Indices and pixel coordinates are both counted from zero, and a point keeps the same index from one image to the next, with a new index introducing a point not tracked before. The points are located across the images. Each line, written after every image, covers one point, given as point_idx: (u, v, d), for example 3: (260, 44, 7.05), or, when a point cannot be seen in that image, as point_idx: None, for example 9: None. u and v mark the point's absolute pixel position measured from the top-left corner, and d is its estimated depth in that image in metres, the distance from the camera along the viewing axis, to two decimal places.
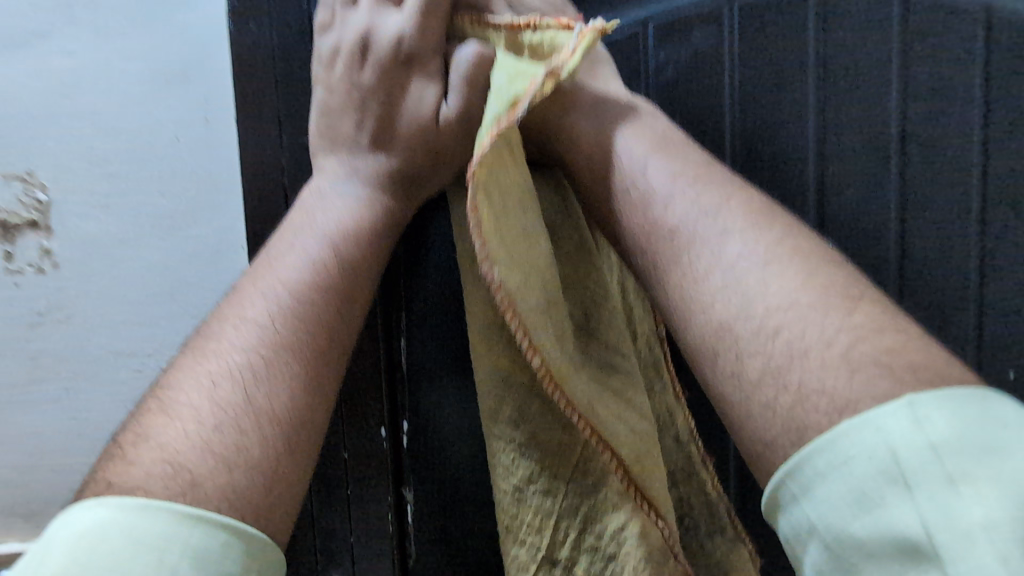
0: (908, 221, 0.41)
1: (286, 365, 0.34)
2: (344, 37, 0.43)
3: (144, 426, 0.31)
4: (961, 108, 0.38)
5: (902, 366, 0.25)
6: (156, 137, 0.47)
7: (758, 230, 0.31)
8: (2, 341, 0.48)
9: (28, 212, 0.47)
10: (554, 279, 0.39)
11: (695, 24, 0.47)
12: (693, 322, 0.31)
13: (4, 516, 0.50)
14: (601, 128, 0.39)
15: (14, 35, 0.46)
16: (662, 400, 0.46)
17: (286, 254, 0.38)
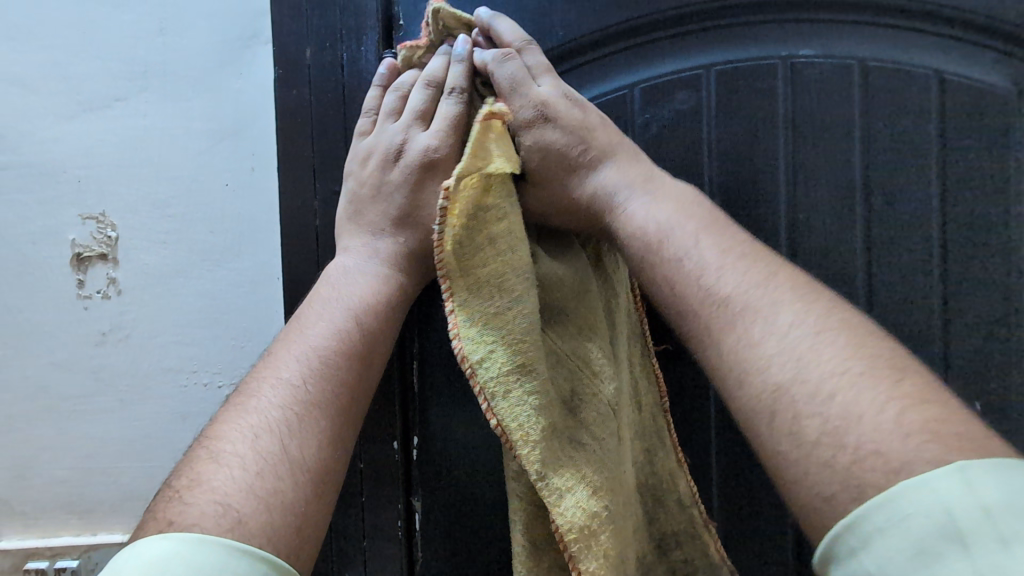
0: (812, 257, 0.59)
1: (316, 421, 0.39)
2: (380, 143, 0.51)
3: (196, 471, 0.35)
4: (836, 181, 0.58)
5: (949, 434, 0.28)
6: (210, 183, 0.55)
7: (806, 305, 0.35)
8: (69, 357, 0.55)
9: (99, 246, 0.55)
10: (538, 351, 0.44)
11: (677, 88, 0.58)
12: (750, 382, 0.33)
13: (54, 515, 0.55)
14: (648, 207, 0.43)
15: (100, 99, 0.55)
16: (665, 465, 0.52)
17: (316, 322, 0.44)
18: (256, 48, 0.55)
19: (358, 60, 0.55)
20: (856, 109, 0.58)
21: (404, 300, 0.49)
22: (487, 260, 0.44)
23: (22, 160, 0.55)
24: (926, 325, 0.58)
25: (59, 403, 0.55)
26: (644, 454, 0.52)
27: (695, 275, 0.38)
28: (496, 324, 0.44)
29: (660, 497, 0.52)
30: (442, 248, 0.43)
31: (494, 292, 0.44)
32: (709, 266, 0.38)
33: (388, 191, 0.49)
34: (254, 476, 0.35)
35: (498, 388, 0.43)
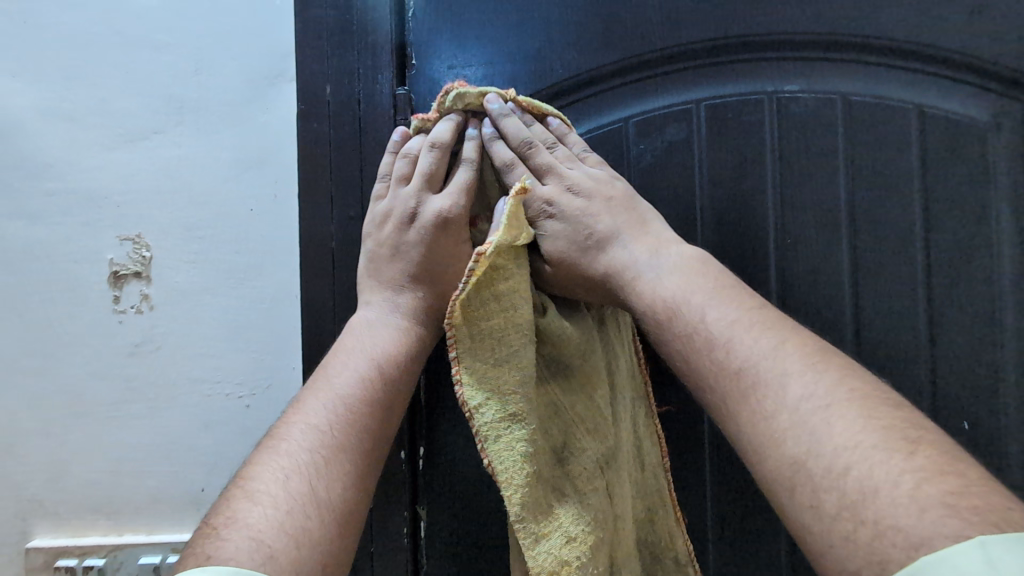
0: (799, 275, 0.62)
1: (341, 465, 0.43)
2: (396, 205, 0.55)
3: (231, 509, 0.38)
4: (824, 206, 0.61)
5: (967, 508, 0.30)
6: (236, 208, 0.60)
7: (815, 373, 0.37)
8: (103, 366, 0.59)
9: (134, 265, 0.59)
10: (529, 403, 0.48)
11: (669, 122, 0.63)
12: (767, 459, 0.36)
13: (85, 513, 0.59)
14: (657, 280, 0.47)
15: (140, 131, 0.60)
16: (664, 524, 0.55)
17: (341, 371, 0.48)
18: (281, 85, 0.60)
19: (374, 96, 0.60)
20: (840, 142, 0.61)
21: (418, 350, 0.53)
22: (493, 313, 0.48)
23: (67, 187, 0.60)
24: (913, 347, 0.60)
25: (93, 411, 0.59)
26: (645, 513, 0.55)
27: (708, 349, 0.41)
28: (492, 373, 0.48)
29: (658, 553, 0.55)
30: (453, 312, 0.47)
31: (494, 344, 0.49)
32: (717, 337, 0.41)
33: (404, 249, 0.54)
34: (284, 514, 0.38)
35: (490, 432, 0.47)
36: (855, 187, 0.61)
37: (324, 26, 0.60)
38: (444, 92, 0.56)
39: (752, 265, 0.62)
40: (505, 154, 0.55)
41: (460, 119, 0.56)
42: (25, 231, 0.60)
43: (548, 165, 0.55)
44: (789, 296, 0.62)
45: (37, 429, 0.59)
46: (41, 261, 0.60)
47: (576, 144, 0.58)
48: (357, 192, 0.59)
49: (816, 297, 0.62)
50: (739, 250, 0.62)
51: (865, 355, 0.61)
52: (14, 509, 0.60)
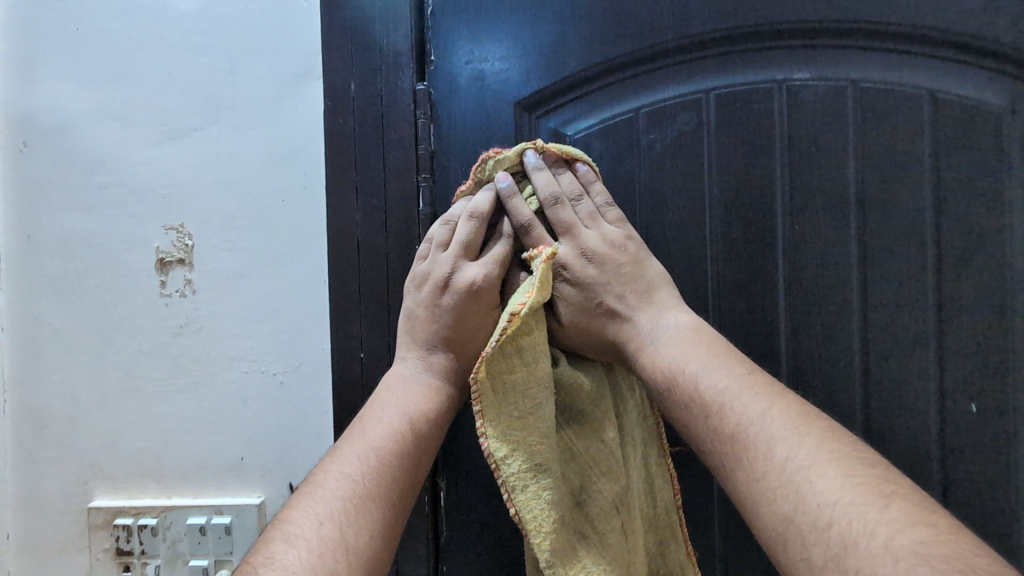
0: (809, 263, 0.63)
1: (370, 512, 0.46)
2: (434, 270, 0.59)
3: (270, 550, 0.43)
4: (836, 193, 0.62)
5: (935, 556, 0.33)
6: (270, 200, 0.64)
7: (799, 436, 0.41)
8: (153, 344, 0.65)
9: (177, 252, 0.64)
10: (551, 452, 0.53)
11: (679, 112, 0.64)
12: (761, 518, 0.40)
13: (139, 478, 0.65)
14: (657, 345, 0.53)
15: (181, 128, 0.65)
16: (675, 558, 0.57)
17: (374, 424, 0.52)
18: (309, 84, 0.64)
19: (394, 92, 0.63)
20: (851, 130, 0.62)
21: (449, 404, 0.57)
22: (515, 367, 0.52)
23: (117, 181, 0.65)
24: (920, 333, 0.61)
25: (143, 385, 0.65)
26: (656, 547, 0.58)
27: (704, 417, 0.46)
28: (516, 425, 0.52)
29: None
30: (479, 369, 0.50)
31: (516, 397, 0.52)
32: (711, 403, 0.46)
33: (440, 315, 0.58)
34: (316, 557, 0.42)
35: (517, 483, 0.51)
36: (866, 172, 0.62)
37: (348, 26, 0.63)
38: (482, 160, 0.61)
39: (761, 255, 0.63)
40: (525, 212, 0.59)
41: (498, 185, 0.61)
42: (80, 221, 0.65)
43: (569, 225, 0.60)
44: (799, 280, 0.63)
45: (94, 401, 0.65)
46: (95, 248, 0.65)
47: (599, 194, 0.62)
48: (380, 183, 0.63)
49: (826, 286, 0.63)
50: (745, 239, 0.64)
51: (870, 339, 0.62)
52: (75, 473, 0.65)
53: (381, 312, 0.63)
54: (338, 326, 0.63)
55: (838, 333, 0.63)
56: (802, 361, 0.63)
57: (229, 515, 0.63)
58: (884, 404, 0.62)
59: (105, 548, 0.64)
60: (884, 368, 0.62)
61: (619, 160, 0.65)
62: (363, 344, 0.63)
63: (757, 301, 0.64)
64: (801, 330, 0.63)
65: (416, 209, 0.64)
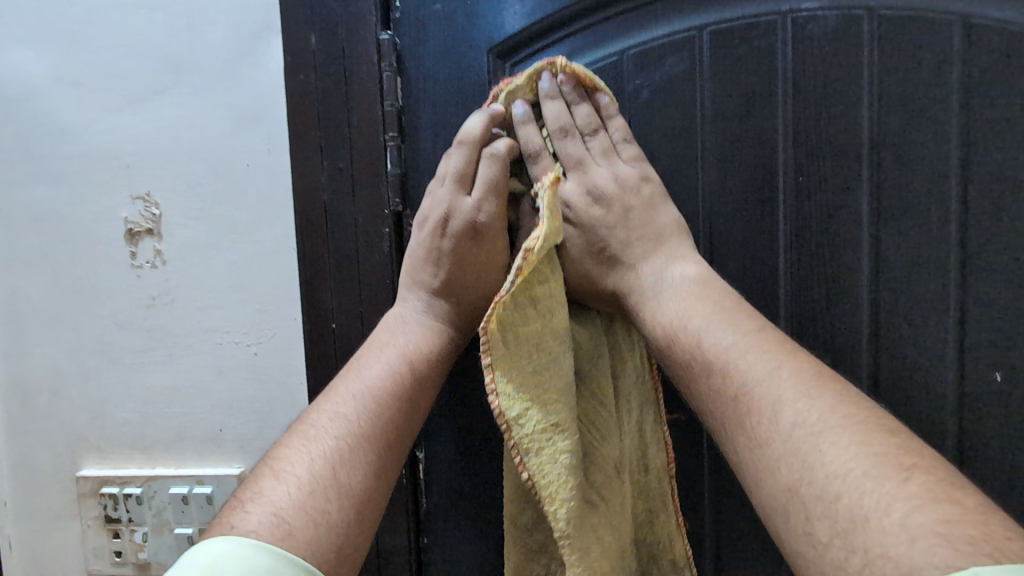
0: (819, 209, 0.56)
1: (365, 453, 0.44)
2: (432, 202, 0.55)
3: (260, 485, 0.41)
4: (849, 137, 0.55)
5: (959, 537, 0.28)
6: (233, 165, 0.61)
7: (810, 400, 0.37)
8: (128, 316, 0.64)
9: (146, 222, 0.63)
10: (564, 410, 0.49)
11: (668, 53, 0.58)
12: (766, 484, 0.36)
13: (124, 449, 0.65)
14: (657, 300, 0.49)
15: (141, 92, 0.62)
16: (664, 527, 0.54)
17: (372, 365, 0.50)
18: (268, 38, 0.60)
19: (357, 44, 0.59)
20: (866, 66, 0.55)
21: (451, 346, 0.55)
22: (529, 318, 0.49)
23: (81, 150, 0.63)
24: (939, 294, 0.55)
25: (121, 357, 0.64)
26: (644, 515, 0.54)
27: (706, 379, 0.42)
28: (530, 382, 0.48)
29: (656, 554, 0.55)
30: (490, 318, 0.46)
31: (532, 352, 0.48)
32: (716, 358, 0.42)
33: (437, 252, 0.55)
34: (305, 494, 0.40)
35: (531, 445, 0.48)
36: (886, 113, 0.54)
37: None
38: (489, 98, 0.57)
39: (760, 211, 0.58)
40: (537, 139, 0.55)
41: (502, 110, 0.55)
42: (49, 193, 0.64)
43: (578, 161, 0.55)
44: (801, 236, 0.57)
45: (77, 374, 0.65)
46: (65, 221, 0.64)
47: (617, 129, 0.56)
48: (345, 142, 0.59)
49: (836, 243, 0.56)
50: (739, 191, 0.58)
51: (879, 300, 0.56)
52: (64, 444, 0.66)
53: (355, 278, 0.60)
54: (317, 291, 0.60)
55: (842, 294, 0.57)
56: (803, 327, 0.58)
57: (210, 486, 0.63)
58: (892, 372, 0.56)
59: (95, 515, 0.65)
60: (896, 331, 0.56)
61: None
62: (337, 314, 0.60)
63: (753, 261, 0.58)
64: (803, 291, 0.57)
65: (385, 169, 0.60)
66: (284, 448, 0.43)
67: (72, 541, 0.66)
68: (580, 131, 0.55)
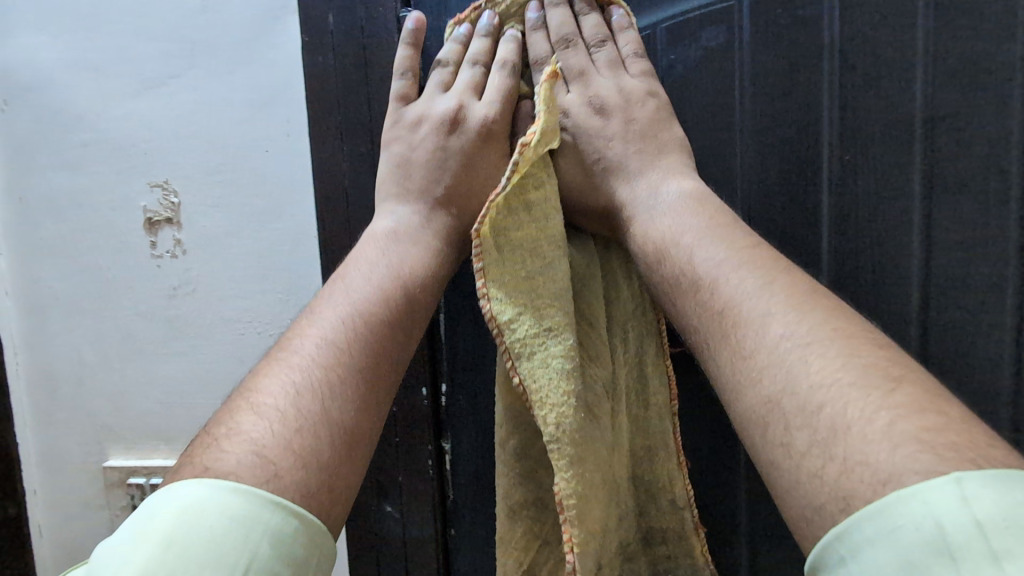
0: (848, 173, 0.53)
1: (354, 384, 0.41)
2: (431, 109, 0.53)
3: (236, 420, 0.37)
4: (903, 102, 0.51)
5: (941, 444, 0.28)
6: (253, 151, 0.60)
7: (799, 313, 0.36)
8: (150, 306, 0.63)
9: (165, 212, 0.62)
10: (563, 318, 0.46)
11: (705, 25, 0.54)
12: (744, 398, 0.36)
13: (149, 440, 0.65)
14: (653, 214, 0.46)
15: (156, 77, 0.60)
16: (663, 465, 0.50)
17: (360, 287, 0.46)
18: (285, 19, 0.58)
19: (376, 20, 0.56)
20: (921, 30, 0.50)
21: (444, 275, 0.51)
22: (520, 224, 0.47)
23: (98, 138, 0.62)
24: (996, 273, 0.52)
25: (144, 347, 0.64)
26: (643, 451, 0.51)
27: (694, 294, 0.41)
28: (522, 288, 0.46)
29: (655, 493, 0.51)
30: (484, 219, 0.45)
31: (522, 256, 0.47)
32: (704, 274, 0.41)
33: (444, 163, 0.52)
34: (293, 431, 0.37)
35: (523, 348, 0.45)
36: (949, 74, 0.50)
37: None
38: (477, 4, 0.56)
39: (800, 189, 0.54)
40: (543, 45, 0.54)
41: (495, 23, 0.56)
42: (67, 181, 0.63)
43: (581, 69, 0.53)
44: (846, 221, 0.53)
45: (101, 364, 0.65)
46: (84, 210, 0.63)
47: (628, 42, 0.54)
48: (365, 126, 0.57)
49: (890, 222, 0.53)
50: (783, 168, 0.54)
51: (931, 283, 0.53)
52: (90, 434, 0.66)
53: None
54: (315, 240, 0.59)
55: (892, 275, 0.53)
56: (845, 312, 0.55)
57: None
58: (942, 354, 0.53)
59: (122, 504, 0.66)
60: (943, 310, 0.53)
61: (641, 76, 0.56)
62: None
63: (797, 241, 0.55)
64: (848, 277, 0.54)
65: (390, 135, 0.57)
66: (266, 379, 0.39)
67: (101, 529, 0.67)
68: (586, 43, 0.54)
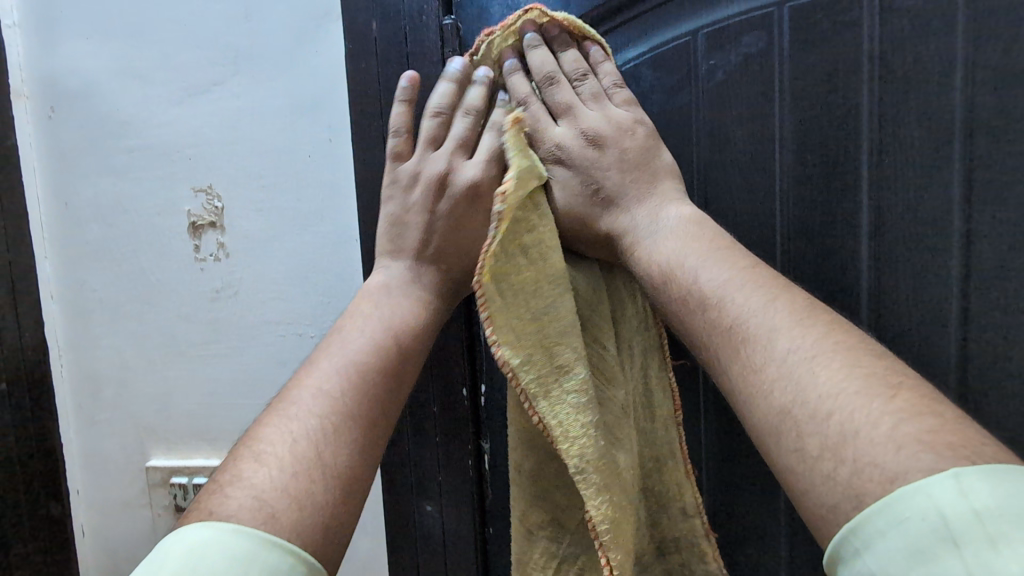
0: (882, 180, 0.53)
1: (349, 429, 0.43)
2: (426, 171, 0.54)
3: (238, 468, 0.40)
4: (943, 104, 0.51)
5: (943, 445, 0.28)
6: (296, 155, 0.61)
7: (802, 327, 0.35)
8: (195, 308, 0.64)
9: (208, 215, 0.63)
10: (572, 351, 0.46)
11: (745, 31, 0.55)
12: (758, 408, 0.34)
13: (194, 440, 0.66)
14: (654, 241, 0.45)
15: (200, 84, 0.62)
16: (673, 476, 0.49)
17: (352, 342, 0.48)
18: (329, 26, 0.59)
19: (421, 26, 0.57)
20: (959, 35, 0.49)
21: (434, 319, 0.53)
22: (520, 267, 0.46)
23: (143, 144, 0.63)
24: None
25: (188, 349, 0.65)
26: (652, 463, 0.50)
27: (703, 312, 0.39)
28: (529, 330, 0.45)
29: (664, 503, 0.50)
30: (482, 266, 0.43)
31: (527, 298, 0.46)
32: (710, 294, 0.39)
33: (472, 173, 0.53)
34: (290, 477, 0.39)
35: (537, 390, 0.44)
36: (989, 79, 0.49)
37: None
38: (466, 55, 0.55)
39: (840, 188, 0.55)
40: (524, 86, 0.53)
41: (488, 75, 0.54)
42: (112, 187, 0.64)
43: (567, 104, 0.52)
44: (883, 230, 0.54)
45: (144, 365, 0.66)
46: (128, 215, 0.64)
47: (608, 76, 0.53)
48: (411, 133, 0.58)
49: (933, 229, 0.52)
50: (823, 174, 0.55)
51: (971, 290, 0.52)
52: (133, 435, 0.67)
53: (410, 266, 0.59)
54: (353, 239, 0.60)
55: (930, 282, 0.53)
56: (883, 316, 0.55)
57: None
58: (982, 363, 0.53)
59: (165, 504, 0.67)
60: (981, 317, 0.52)
61: (676, 83, 0.57)
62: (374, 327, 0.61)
63: (834, 244, 0.56)
64: (886, 282, 0.54)
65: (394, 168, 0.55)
66: (266, 431, 0.42)
67: (142, 529, 0.68)
68: (567, 78, 0.53)
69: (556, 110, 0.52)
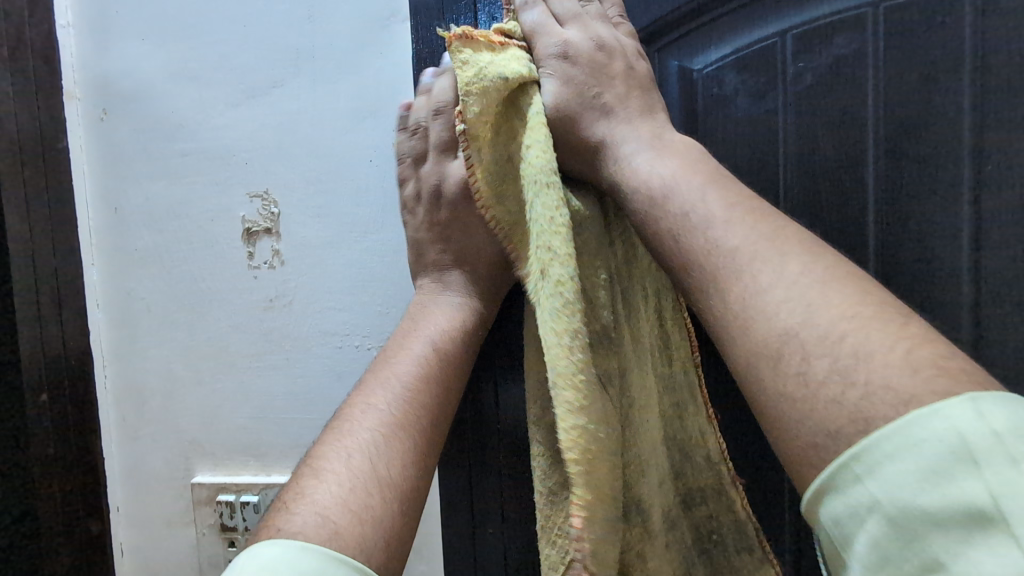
0: (984, 194, 0.51)
1: (402, 440, 0.42)
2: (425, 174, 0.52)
3: (300, 487, 0.38)
4: None
5: (955, 369, 0.27)
6: (355, 159, 0.58)
7: (814, 254, 0.33)
8: (247, 317, 0.62)
9: (263, 221, 0.60)
10: (565, 256, 0.40)
11: (838, 31, 0.52)
12: (754, 333, 0.32)
13: (239, 455, 0.63)
14: (652, 157, 0.40)
15: (259, 86, 0.60)
16: (694, 422, 0.47)
17: (399, 354, 0.47)
18: (394, 27, 0.57)
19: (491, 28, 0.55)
20: None
21: (474, 331, 0.51)
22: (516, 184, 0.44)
23: (199, 147, 0.61)
24: None
25: (238, 361, 0.62)
26: (673, 411, 0.47)
27: (700, 231, 0.35)
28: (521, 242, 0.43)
29: (688, 450, 0.47)
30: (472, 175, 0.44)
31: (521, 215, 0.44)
32: (716, 216, 0.35)
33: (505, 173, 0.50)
34: (347, 491, 0.38)
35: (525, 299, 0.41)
36: None
37: None
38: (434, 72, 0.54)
39: (941, 196, 0.51)
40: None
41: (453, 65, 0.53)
42: (164, 191, 0.62)
43: (573, 14, 0.48)
44: (982, 243, 0.51)
45: (192, 377, 0.63)
46: (179, 220, 0.62)
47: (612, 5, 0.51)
48: None
49: None
50: (917, 183, 0.52)
51: None
52: (177, 449, 0.64)
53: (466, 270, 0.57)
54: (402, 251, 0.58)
55: None
56: (983, 333, 0.52)
57: None
58: None
59: (211, 522, 0.64)
60: None
61: (756, 88, 0.54)
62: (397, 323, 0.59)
63: (931, 257, 0.52)
64: (987, 295, 0.52)
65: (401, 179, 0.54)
66: (322, 451, 0.40)
67: (184, 548, 0.65)
68: None
69: (562, 17, 0.48)
